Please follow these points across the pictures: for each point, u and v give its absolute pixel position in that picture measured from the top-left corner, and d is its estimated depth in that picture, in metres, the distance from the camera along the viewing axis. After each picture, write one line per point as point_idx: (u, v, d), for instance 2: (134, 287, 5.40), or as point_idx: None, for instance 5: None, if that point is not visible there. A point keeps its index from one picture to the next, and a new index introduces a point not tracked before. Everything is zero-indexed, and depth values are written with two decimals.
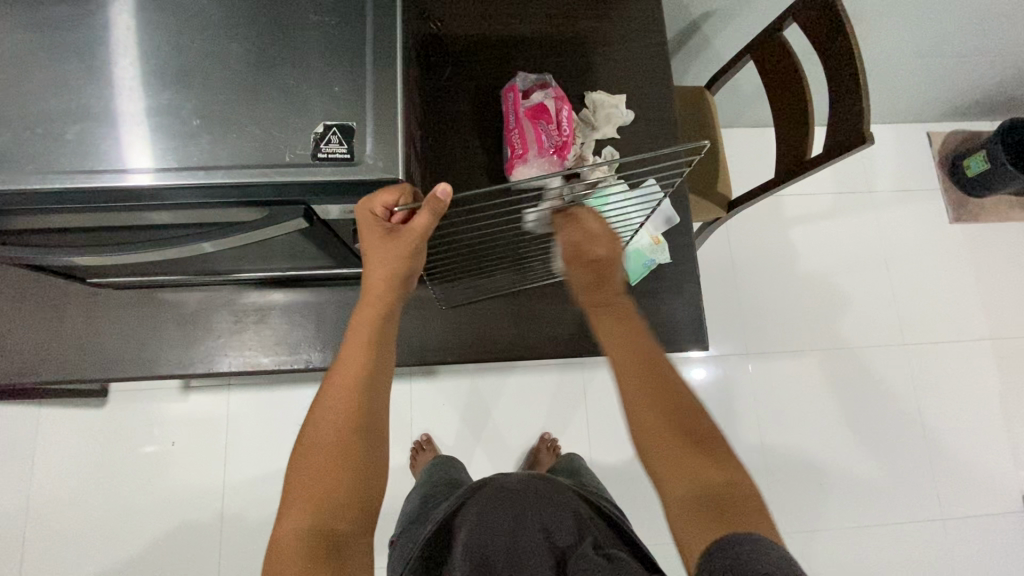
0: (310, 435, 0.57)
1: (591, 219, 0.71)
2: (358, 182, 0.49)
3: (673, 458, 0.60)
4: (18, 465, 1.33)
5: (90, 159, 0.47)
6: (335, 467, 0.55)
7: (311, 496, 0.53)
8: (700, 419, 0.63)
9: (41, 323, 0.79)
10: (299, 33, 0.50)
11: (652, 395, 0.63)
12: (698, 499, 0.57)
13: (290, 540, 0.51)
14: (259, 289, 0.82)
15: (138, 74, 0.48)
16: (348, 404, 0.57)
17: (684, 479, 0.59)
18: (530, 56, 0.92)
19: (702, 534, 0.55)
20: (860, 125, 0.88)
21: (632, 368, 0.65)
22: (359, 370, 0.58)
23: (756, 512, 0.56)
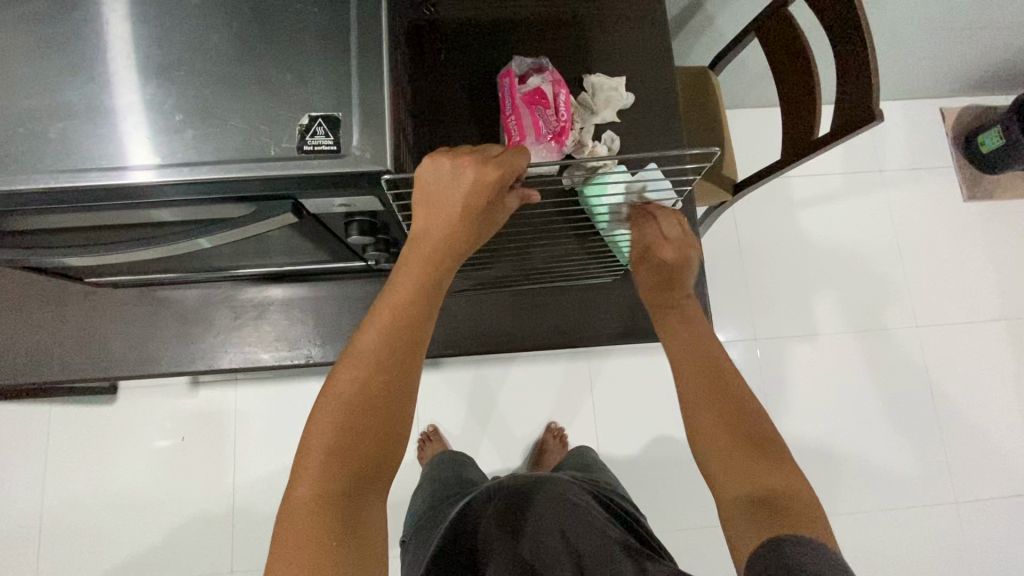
0: (340, 380, 0.53)
1: (672, 224, 0.80)
2: (345, 175, 0.47)
3: (730, 458, 0.63)
4: (33, 460, 1.35)
5: (75, 158, 0.46)
6: (358, 426, 0.52)
7: (329, 460, 0.51)
8: (760, 425, 0.65)
9: (42, 323, 0.78)
10: (280, 21, 0.49)
11: (711, 395, 0.67)
12: (753, 498, 0.59)
13: (305, 507, 0.49)
14: (258, 285, 0.82)
15: (119, 69, 0.47)
16: (387, 354, 0.54)
17: (742, 480, 0.61)
18: (527, 39, 0.90)
19: (755, 529, 0.56)
20: (869, 102, 0.85)
21: (695, 366, 0.71)
22: (403, 320, 0.56)
23: (811, 513, 0.56)
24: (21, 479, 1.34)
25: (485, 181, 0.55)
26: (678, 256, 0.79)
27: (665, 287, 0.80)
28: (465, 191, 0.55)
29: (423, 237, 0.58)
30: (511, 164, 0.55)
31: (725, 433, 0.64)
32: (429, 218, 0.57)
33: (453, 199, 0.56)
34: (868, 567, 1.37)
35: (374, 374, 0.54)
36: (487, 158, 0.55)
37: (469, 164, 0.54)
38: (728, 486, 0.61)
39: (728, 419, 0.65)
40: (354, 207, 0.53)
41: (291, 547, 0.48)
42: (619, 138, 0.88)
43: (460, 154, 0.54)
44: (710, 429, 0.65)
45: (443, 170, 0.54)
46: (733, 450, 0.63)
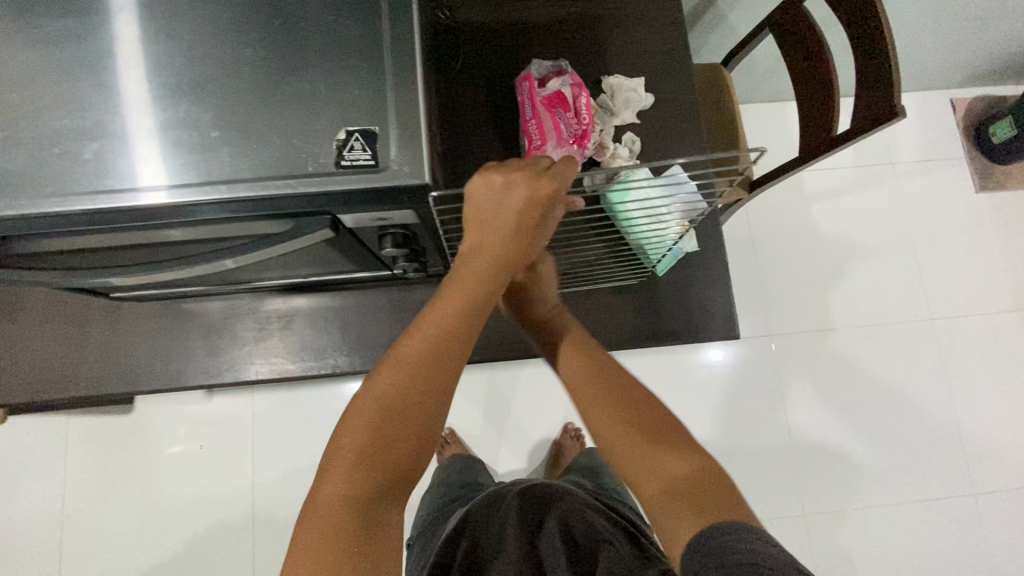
0: (380, 382, 0.52)
1: None
2: (384, 189, 0.47)
3: (637, 456, 0.60)
4: (52, 471, 1.35)
5: (112, 178, 0.46)
6: (393, 430, 0.51)
7: (358, 462, 0.50)
8: (662, 415, 0.63)
9: (67, 339, 0.79)
10: (313, 34, 0.48)
11: (611, 394, 0.64)
12: (667, 493, 0.56)
13: (331, 506, 0.49)
14: (282, 295, 0.82)
15: (152, 87, 0.47)
16: (430, 361, 0.53)
17: (654, 479, 0.58)
18: (544, 41, 0.89)
19: (680, 524, 0.53)
20: (891, 99, 0.84)
21: (583, 376, 0.66)
22: (450, 326, 0.54)
23: (724, 499, 0.54)
24: (38, 489, 1.35)
25: (538, 197, 0.54)
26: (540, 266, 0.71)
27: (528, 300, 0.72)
28: (518, 205, 0.55)
29: (474, 245, 0.57)
30: (562, 180, 0.55)
31: (628, 432, 0.61)
32: (481, 228, 0.56)
33: (505, 212, 0.55)
34: (885, 561, 1.37)
35: (416, 380, 0.52)
36: (542, 174, 0.55)
37: (525, 179, 0.54)
38: (645, 486, 0.58)
39: (633, 415, 0.62)
40: (388, 221, 0.53)
41: (310, 550, 0.47)
42: (639, 140, 0.88)
43: (516, 168, 0.54)
44: (613, 438, 0.62)
45: (498, 182, 0.54)
46: (638, 446, 0.60)
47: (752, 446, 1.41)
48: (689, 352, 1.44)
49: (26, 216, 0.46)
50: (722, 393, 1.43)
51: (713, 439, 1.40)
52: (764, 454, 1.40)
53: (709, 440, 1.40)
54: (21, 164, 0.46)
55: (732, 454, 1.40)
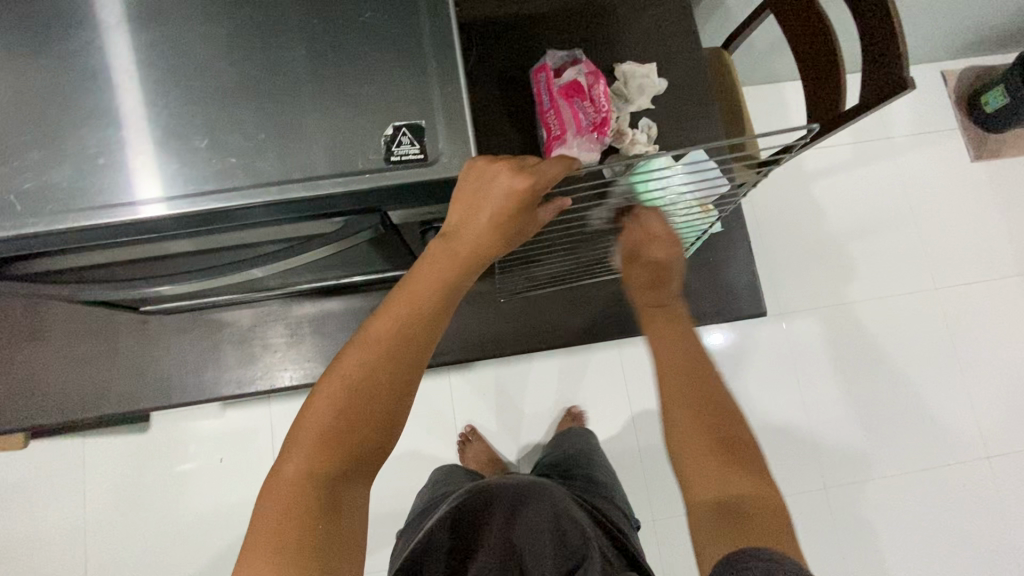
0: (348, 361, 0.49)
1: (653, 220, 0.80)
2: (434, 182, 0.48)
3: (705, 462, 0.62)
4: (71, 495, 1.34)
5: (160, 187, 0.46)
6: (356, 413, 0.49)
7: (322, 442, 0.48)
8: (738, 430, 0.65)
9: (100, 355, 0.88)
10: (352, 31, 0.48)
11: (694, 391, 0.67)
12: (718, 504, 0.58)
13: (291, 484, 0.47)
14: (309, 301, 0.89)
15: (194, 92, 0.47)
16: (399, 347, 0.50)
17: (714, 486, 0.60)
18: (553, 31, 0.89)
19: (716, 541, 0.55)
20: (900, 71, 0.85)
21: (679, 368, 0.69)
22: (419, 316, 0.51)
23: (776, 530, 0.55)
24: (57, 512, 1.33)
25: (517, 194, 0.49)
26: (668, 256, 0.79)
27: (656, 283, 0.79)
28: (499, 200, 0.49)
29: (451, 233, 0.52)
30: (546, 180, 0.50)
31: (701, 436, 0.64)
32: (460, 215, 0.50)
33: (481, 205, 0.49)
34: (905, 529, 1.40)
35: (383, 364, 0.50)
36: (523, 169, 0.49)
37: (505, 172, 0.48)
38: (698, 486, 0.61)
39: (712, 426, 0.65)
40: (432, 214, 0.54)
41: (270, 522, 0.46)
42: (655, 125, 0.88)
43: (499, 160, 0.48)
44: (689, 434, 0.64)
45: (479, 171, 0.48)
46: (710, 454, 0.62)
47: (769, 425, 1.42)
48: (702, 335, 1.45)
49: (75, 231, 0.46)
50: (737, 373, 1.44)
51: None
52: (780, 431, 1.42)
53: None
54: (67, 178, 0.46)
55: None
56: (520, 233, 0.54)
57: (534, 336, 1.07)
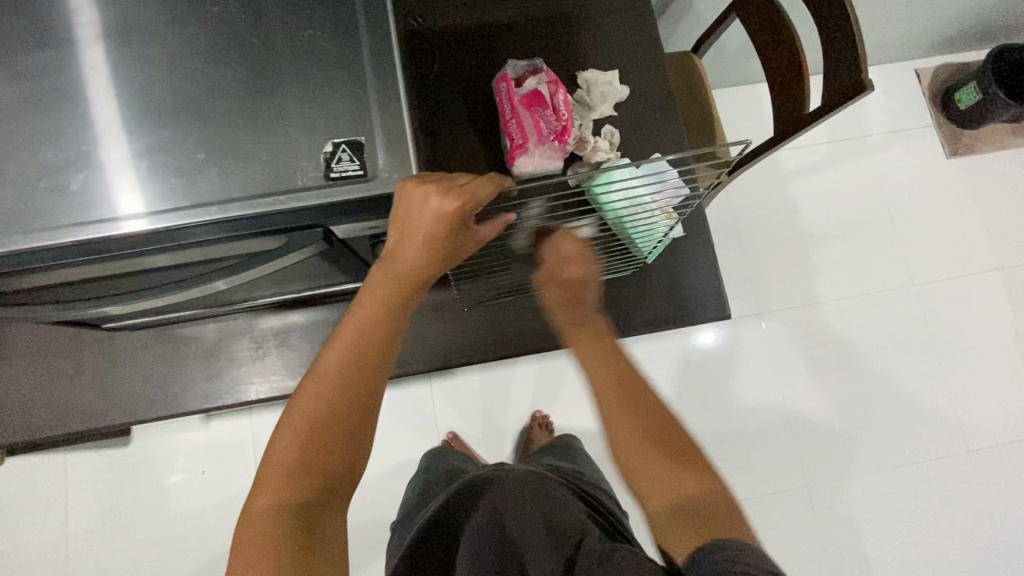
0: (305, 397, 0.50)
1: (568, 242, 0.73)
2: (374, 198, 0.48)
3: (656, 467, 0.56)
4: (54, 511, 1.33)
5: (101, 208, 0.46)
6: (321, 443, 0.49)
7: (289, 475, 0.48)
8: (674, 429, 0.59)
9: (65, 373, 0.90)
10: (292, 49, 0.49)
11: (623, 405, 0.60)
12: (669, 510, 0.54)
13: (263, 521, 0.46)
14: (276, 314, 0.93)
15: (134, 113, 0.47)
16: (354, 373, 0.51)
17: (665, 495, 0.55)
18: (516, 40, 0.90)
19: (680, 536, 0.52)
20: (858, 73, 0.85)
21: (603, 386, 0.63)
22: (372, 341, 0.52)
23: (730, 519, 0.52)
24: (39, 529, 1.32)
25: (449, 214, 0.48)
26: (584, 271, 0.72)
27: (573, 303, 0.71)
28: (432, 220, 0.49)
29: (391, 259, 0.52)
30: (477, 197, 0.49)
31: (646, 441, 0.58)
32: (397, 238, 0.51)
33: (417, 227, 0.49)
34: (887, 525, 1.40)
35: (341, 393, 0.50)
36: (453, 188, 0.48)
37: (434, 194, 0.46)
38: (654, 497, 0.55)
39: (646, 434, 0.58)
40: (379, 228, 0.55)
41: (247, 558, 0.45)
42: (619, 132, 0.89)
43: (426, 182, 0.46)
44: (630, 447, 0.58)
45: (408, 196, 0.47)
46: (657, 461, 0.56)
47: (751, 424, 1.43)
48: (682, 336, 1.46)
49: (27, 253, 0.46)
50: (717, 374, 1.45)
51: (712, 423, 1.42)
52: (763, 430, 1.43)
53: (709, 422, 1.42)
54: (8, 201, 0.46)
55: (732, 434, 1.42)
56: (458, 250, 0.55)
57: (507, 342, 1.07)
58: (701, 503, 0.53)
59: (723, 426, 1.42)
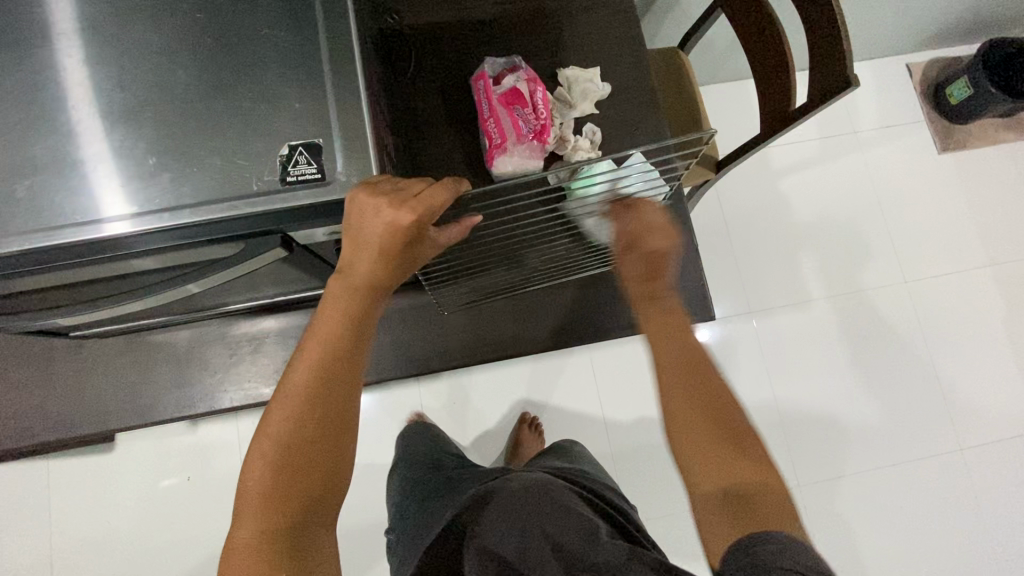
0: (273, 419, 0.48)
1: (653, 212, 0.71)
2: (333, 203, 0.47)
3: (706, 450, 0.56)
4: (24, 524, 1.25)
5: (48, 217, 0.44)
6: (297, 464, 0.48)
7: (269, 498, 0.47)
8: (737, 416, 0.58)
9: (39, 381, 0.95)
10: (246, 49, 0.47)
11: (692, 380, 0.60)
12: (722, 494, 0.54)
13: (246, 546, 0.46)
14: (249, 321, 0.98)
15: (84, 117, 0.45)
16: (321, 389, 0.49)
17: (715, 477, 0.55)
18: (495, 37, 0.88)
19: (720, 531, 0.52)
20: (843, 68, 0.83)
21: (675, 362, 0.62)
22: (335, 358, 0.50)
23: (779, 515, 0.51)
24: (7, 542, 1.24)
25: (403, 227, 0.46)
26: (666, 246, 0.69)
27: (648, 277, 0.68)
28: (385, 235, 0.46)
29: (349, 271, 0.50)
30: (433, 207, 0.46)
31: (699, 421, 0.58)
32: (353, 251, 0.48)
33: (371, 240, 0.47)
34: (880, 524, 1.39)
35: (310, 413, 0.48)
36: (406, 201, 0.45)
37: (386, 208, 0.45)
38: (703, 480, 0.55)
39: (710, 414, 0.58)
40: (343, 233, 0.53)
41: None
42: (600, 130, 0.88)
43: (378, 195, 0.45)
44: (690, 421, 0.58)
45: (360, 208, 0.45)
46: (711, 441, 0.56)
47: None
48: None
49: None
50: None
51: None
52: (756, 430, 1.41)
53: None
54: None
55: None
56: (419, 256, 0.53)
57: (491, 343, 1.07)
58: (749, 493, 0.53)
59: None
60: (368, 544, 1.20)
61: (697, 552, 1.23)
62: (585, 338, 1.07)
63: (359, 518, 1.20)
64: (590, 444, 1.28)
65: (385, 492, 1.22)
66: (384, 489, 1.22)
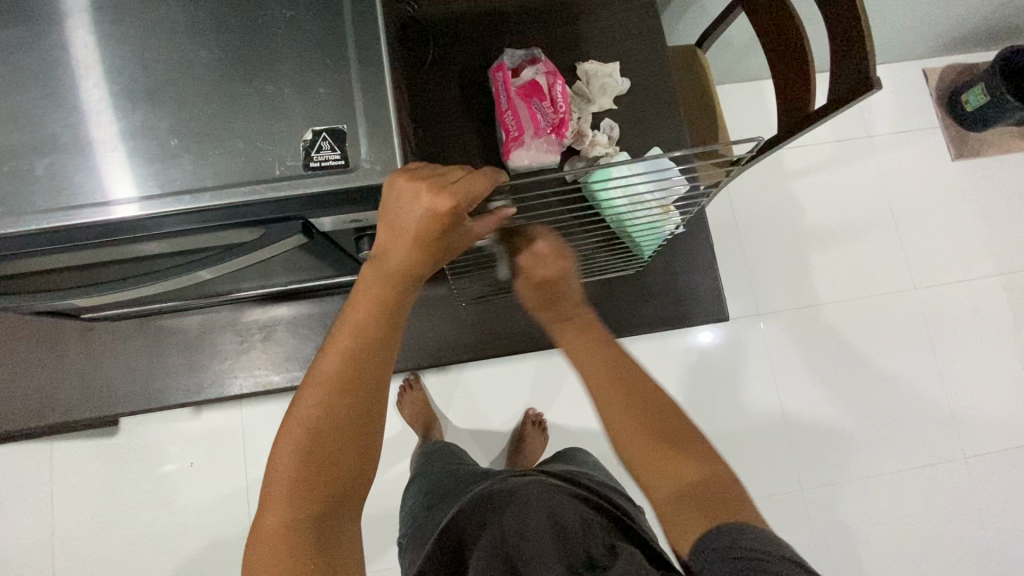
0: (303, 406, 0.46)
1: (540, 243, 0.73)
2: (356, 190, 0.46)
3: (651, 458, 0.56)
4: (27, 504, 1.25)
5: (67, 196, 0.44)
6: (327, 452, 0.46)
7: (296, 488, 0.45)
8: (678, 418, 0.59)
9: (45, 364, 0.95)
10: (272, 31, 0.46)
11: (621, 395, 0.60)
12: (679, 492, 0.53)
13: (275, 534, 0.44)
14: (259, 308, 0.98)
15: (104, 96, 0.45)
16: (353, 376, 0.47)
17: (666, 478, 0.55)
18: (515, 30, 0.87)
19: (687, 528, 0.51)
20: (866, 70, 0.82)
21: (604, 379, 0.62)
22: (369, 344, 0.48)
23: (730, 502, 0.52)
24: (10, 522, 1.24)
25: (441, 213, 0.45)
26: (556, 272, 0.71)
27: (552, 302, 0.71)
28: (421, 221, 0.45)
29: (384, 257, 0.49)
30: (472, 194, 0.46)
31: (639, 429, 0.58)
32: (388, 237, 0.47)
33: (407, 226, 0.46)
34: (881, 529, 1.39)
35: (342, 401, 0.46)
36: (446, 186, 0.45)
37: (425, 192, 0.44)
38: (655, 483, 0.55)
39: (654, 422, 0.58)
40: (363, 220, 0.53)
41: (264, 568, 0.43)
42: (618, 126, 0.87)
43: (416, 180, 0.44)
44: (633, 438, 0.58)
45: (398, 192, 0.44)
46: (658, 448, 0.56)
47: (747, 426, 1.41)
48: (680, 335, 1.44)
49: (7, 238, 0.44)
50: (715, 373, 1.43)
51: (708, 423, 1.40)
52: (761, 432, 1.41)
53: (703, 422, 1.40)
54: None
55: (727, 435, 1.40)
56: (452, 245, 0.51)
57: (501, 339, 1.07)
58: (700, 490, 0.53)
59: (718, 425, 1.41)
60: (370, 535, 1.19)
61: None
62: None
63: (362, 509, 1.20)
64: (595, 441, 1.27)
65: (389, 483, 1.22)
66: (388, 480, 1.22)
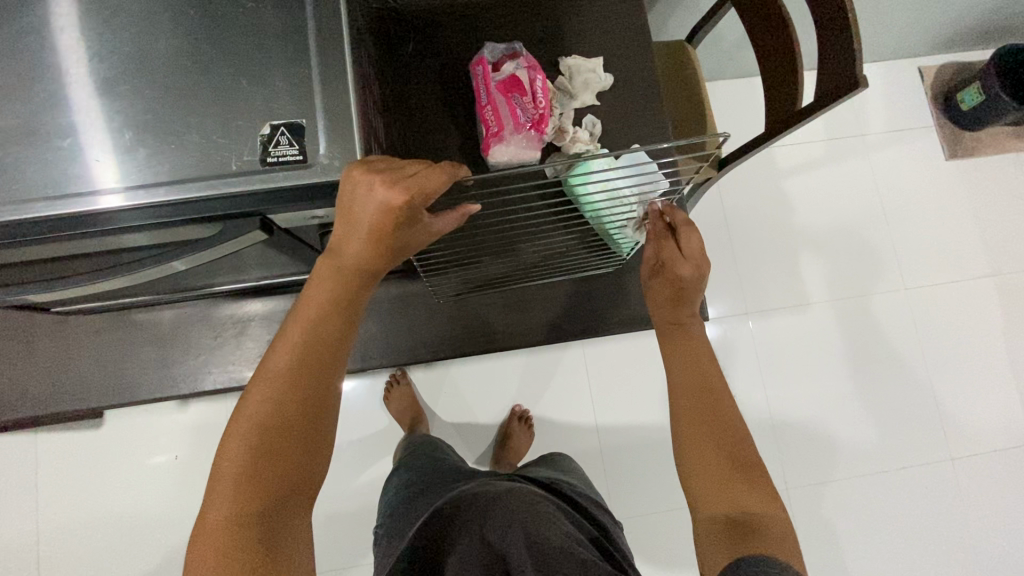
0: (252, 400, 0.45)
1: (692, 238, 0.72)
2: (315, 185, 0.45)
3: (713, 478, 0.61)
4: (12, 495, 1.24)
5: (18, 189, 0.43)
6: (274, 447, 0.45)
7: (244, 484, 0.44)
8: (748, 449, 0.62)
9: (20, 357, 0.94)
10: (231, 22, 0.46)
11: (702, 412, 0.65)
12: (728, 517, 0.57)
13: (218, 528, 0.43)
14: (239, 302, 0.98)
15: (56, 86, 0.44)
16: (304, 369, 0.47)
17: (723, 498, 0.59)
18: (497, 23, 0.86)
19: (717, 554, 0.55)
20: (852, 69, 0.80)
21: (689, 390, 0.67)
22: (320, 339, 0.47)
23: (780, 541, 0.53)
24: None
25: (396, 208, 0.44)
26: (692, 273, 0.72)
27: (675, 300, 0.74)
28: (375, 215, 0.45)
29: (339, 251, 0.48)
30: (428, 188, 0.45)
31: (706, 447, 0.63)
32: (344, 230, 0.47)
33: (361, 220, 0.45)
34: (867, 530, 1.39)
35: (291, 395, 0.46)
36: (400, 179, 0.44)
37: (379, 185, 0.43)
38: (706, 501, 0.60)
39: (723, 445, 0.62)
40: (327, 216, 0.52)
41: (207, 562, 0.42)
42: (601, 122, 0.85)
43: (372, 173, 0.43)
44: (698, 445, 0.63)
45: (353, 184, 0.44)
46: (720, 467, 0.61)
47: None
48: None
49: None
50: None
51: None
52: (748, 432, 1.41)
53: None
54: None
55: None
56: (411, 241, 0.50)
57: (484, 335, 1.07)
58: (747, 519, 0.56)
59: None
60: (354, 530, 1.19)
61: (683, 551, 1.23)
62: (577, 334, 1.07)
63: (346, 504, 1.20)
64: (581, 438, 1.27)
65: (373, 478, 1.21)
66: (372, 476, 1.21)
